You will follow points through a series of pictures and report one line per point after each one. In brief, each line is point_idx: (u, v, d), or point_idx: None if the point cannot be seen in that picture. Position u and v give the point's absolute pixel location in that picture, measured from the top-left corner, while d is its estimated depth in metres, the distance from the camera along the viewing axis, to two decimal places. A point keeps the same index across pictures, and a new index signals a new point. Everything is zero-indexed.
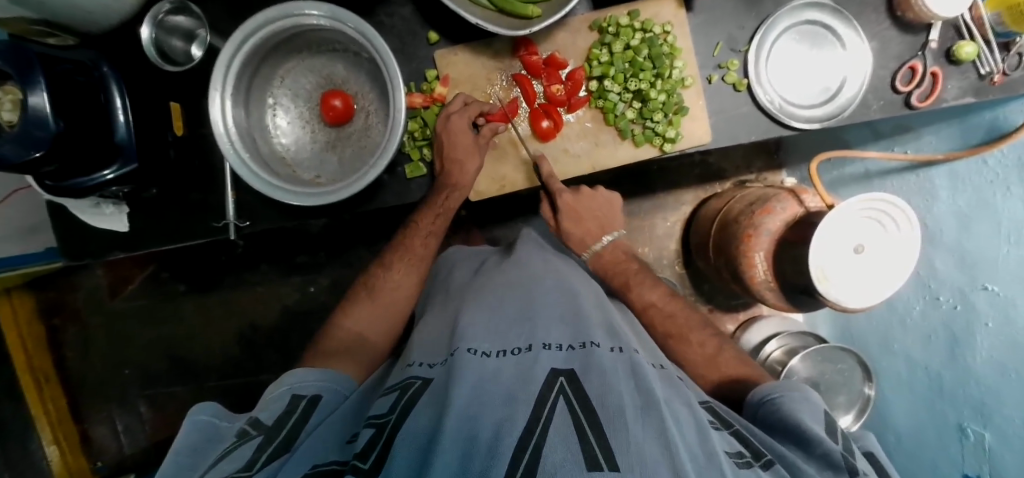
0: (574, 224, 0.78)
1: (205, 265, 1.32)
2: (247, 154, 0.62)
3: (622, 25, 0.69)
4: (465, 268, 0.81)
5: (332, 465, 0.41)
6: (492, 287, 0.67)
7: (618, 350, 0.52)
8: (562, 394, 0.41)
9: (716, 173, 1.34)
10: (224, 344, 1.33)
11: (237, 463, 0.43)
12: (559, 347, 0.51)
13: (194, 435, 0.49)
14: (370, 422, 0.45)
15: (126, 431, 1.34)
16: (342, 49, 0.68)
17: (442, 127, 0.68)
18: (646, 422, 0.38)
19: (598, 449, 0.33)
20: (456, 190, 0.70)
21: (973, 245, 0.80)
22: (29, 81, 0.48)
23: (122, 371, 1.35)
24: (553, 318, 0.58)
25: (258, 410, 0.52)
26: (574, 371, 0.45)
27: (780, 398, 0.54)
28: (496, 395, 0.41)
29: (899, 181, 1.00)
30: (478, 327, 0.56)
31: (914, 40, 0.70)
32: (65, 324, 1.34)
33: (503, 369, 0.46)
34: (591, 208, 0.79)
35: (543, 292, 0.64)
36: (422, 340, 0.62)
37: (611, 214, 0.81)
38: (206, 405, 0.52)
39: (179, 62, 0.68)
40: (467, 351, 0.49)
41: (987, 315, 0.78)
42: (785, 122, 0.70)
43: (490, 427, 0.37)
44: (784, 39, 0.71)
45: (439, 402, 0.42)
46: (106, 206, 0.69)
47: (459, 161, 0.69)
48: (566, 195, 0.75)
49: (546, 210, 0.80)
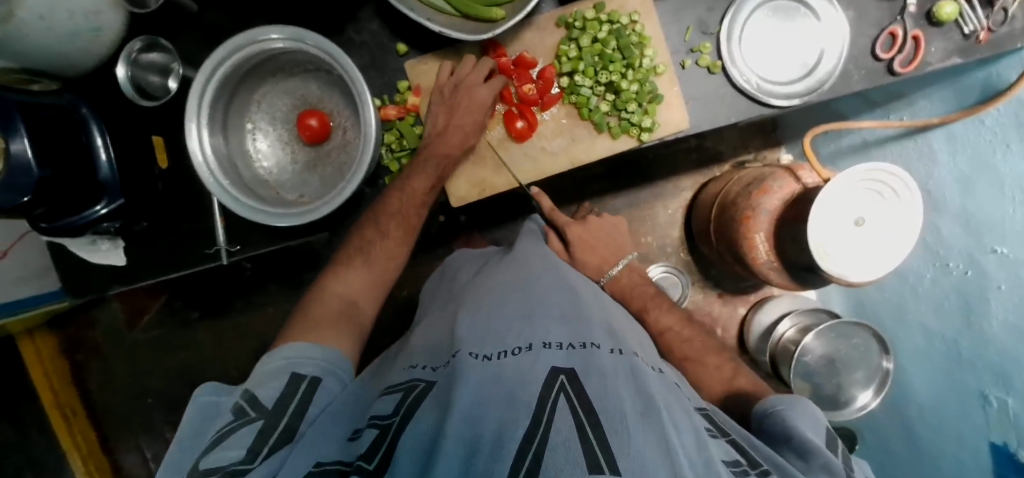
0: (584, 251, 0.86)
1: (215, 289, 1.35)
2: (228, 181, 0.63)
3: (588, 18, 0.68)
4: (469, 269, 0.81)
5: (336, 465, 0.41)
6: (490, 287, 0.66)
7: (618, 351, 0.52)
8: (562, 392, 0.41)
9: (713, 156, 1.32)
10: (241, 365, 1.36)
11: (238, 451, 0.43)
12: (559, 346, 0.50)
13: (197, 416, 0.51)
14: (371, 423, 0.44)
15: (154, 457, 1.38)
16: (314, 69, 0.69)
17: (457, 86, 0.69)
18: (647, 427, 0.38)
19: (599, 451, 0.33)
20: (448, 163, 0.70)
21: (977, 207, 0.78)
22: (11, 130, 0.51)
23: (146, 400, 1.39)
24: (552, 316, 0.57)
25: (256, 387, 0.51)
26: (574, 371, 0.45)
27: (782, 410, 0.54)
28: (496, 396, 0.41)
29: (897, 148, 0.97)
30: (473, 327, 0.56)
31: (892, 6, 0.68)
32: (87, 359, 1.39)
33: (504, 370, 0.46)
34: (608, 241, 0.88)
35: (542, 290, 0.64)
36: (422, 342, 0.63)
37: (620, 242, 0.89)
38: (209, 386, 0.54)
39: (158, 96, 0.70)
40: (468, 356, 0.49)
41: (998, 278, 0.76)
42: (764, 101, 0.68)
43: (493, 430, 0.37)
44: (756, 17, 0.70)
45: (443, 402, 0.43)
46: (101, 242, 0.73)
47: (461, 128, 0.69)
48: (574, 224, 0.87)
49: (554, 240, 0.89)
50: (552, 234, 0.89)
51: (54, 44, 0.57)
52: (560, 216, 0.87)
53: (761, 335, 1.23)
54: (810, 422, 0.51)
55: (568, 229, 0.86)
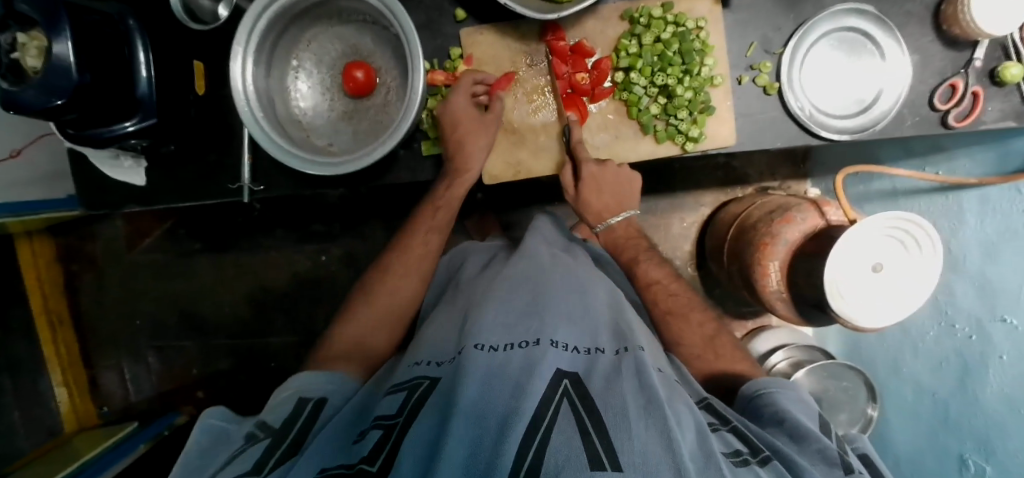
0: (592, 195, 0.71)
1: (221, 225, 1.34)
2: (262, 114, 0.62)
3: (655, 16, 0.66)
4: (476, 262, 0.79)
5: (340, 468, 0.39)
6: (500, 280, 0.65)
7: (623, 351, 0.51)
8: (566, 396, 0.41)
9: (739, 177, 1.31)
10: (234, 304, 1.36)
11: (245, 465, 0.43)
12: (566, 347, 0.51)
13: (206, 441, 0.50)
14: (377, 422, 0.44)
15: (133, 380, 1.38)
16: (372, 21, 0.67)
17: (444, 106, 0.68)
18: (648, 421, 0.38)
19: (600, 448, 0.34)
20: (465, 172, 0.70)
21: (995, 274, 0.78)
22: (55, 29, 0.49)
23: (134, 322, 1.38)
24: (562, 315, 0.57)
25: (266, 414, 0.52)
26: (576, 375, 0.45)
27: (774, 393, 0.53)
28: (502, 388, 0.41)
29: (926, 201, 0.96)
30: (490, 317, 0.55)
31: (957, 57, 0.67)
32: (82, 271, 1.38)
33: (511, 362, 0.46)
34: (616, 194, 0.72)
35: (554, 286, 0.63)
36: (433, 334, 0.61)
37: (631, 193, 0.73)
38: (216, 411, 0.54)
39: (206, 21, 0.67)
40: (474, 348, 0.48)
41: (1001, 348, 0.77)
42: (814, 131, 0.67)
43: (497, 420, 0.37)
44: (821, 45, 0.69)
45: (446, 395, 0.43)
46: (125, 159, 0.71)
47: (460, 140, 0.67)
48: (592, 164, 0.68)
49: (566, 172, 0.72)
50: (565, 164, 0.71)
51: None
52: (581, 151, 0.68)
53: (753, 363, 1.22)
54: (801, 409, 0.51)
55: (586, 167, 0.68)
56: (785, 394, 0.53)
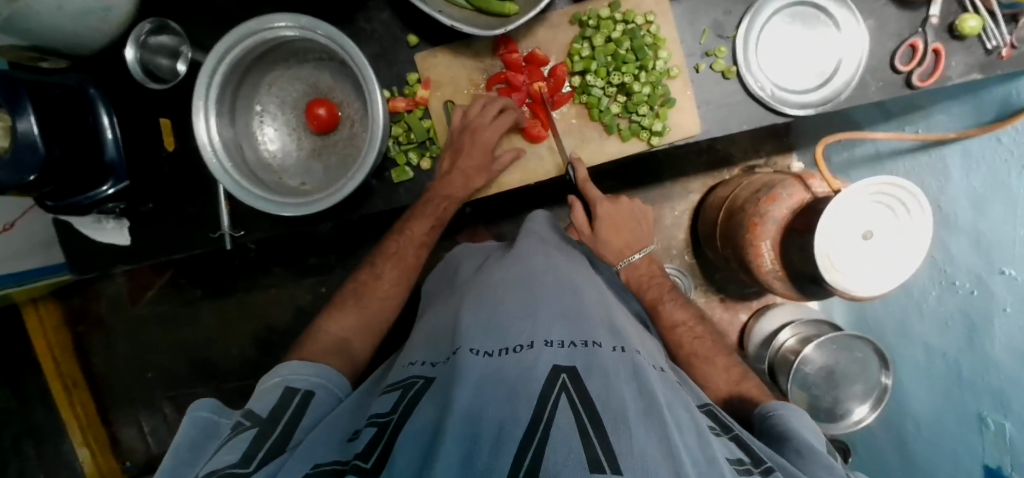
0: (609, 232, 0.80)
1: (219, 269, 1.36)
2: (231, 164, 0.63)
3: (603, 17, 0.67)
4: (469, 266, 0.77)
5: (334, 465, 0.40)
6: (488, 284, 0.63)
7: (620, 349, 0.49)
8: (564, 391, 0.39)
9: (723, 159, 1.31)
10: (241, 345, 1.38)
11: (234, 456, 0.43)
12: (561, 344, 0.47)
13: (194, 432, 0.49)
14: (371, 421, 0.44)
15: (152, 431, 1.40)
16: (327, 58, 0.68)
17: (462, 135, 0.69)
18: (647, 423, 0.37)
19: (600, 450, 0.32)
20: (451, 200, 0.72)
21: (989, 227, 0.76)
22: (18, 109, 0.51)
23: (146, 375, 1.41)
24: (553, 313, 0.54)
25: (253, 403, 0.53)
26: (575, 368, 0.43)
27: (784, 414, 0.54)
28: (496, 396, 0.39)
29: (912, 162, 0.95)
30: (476, 324, 0.53)
31: (913, 17, 0.65)
32: (91, 331, 1.40)
33: (505, 368, 0.43)
34: (630, 229, 0.81)
35: (546, 288, 0.60)
36: (425, 338, 0.61)
37: (645, 230, 0.82)
38: (205, 400, 0.52)
39: (166, 79, 0.69)
40: (469, 352, 0.47)
41: (1004, 300, 0.75)
42: (778, 109, 0.67)
43: (492, 429, 0.36)
44: (774, 22, 0.68)
45: (440, 399, 0.41)
46: (106, 221, 0.72)
47: (466, 173, 0.70)
48: (606, 203, 0.79)
49: (580, 213, 0.82)
50: (579, 203, 0.82)
51: (63, 22, 0.57)
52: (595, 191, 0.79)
53: (761, 344, 1.22)
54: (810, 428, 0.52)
55: (601, 206, 0.79)
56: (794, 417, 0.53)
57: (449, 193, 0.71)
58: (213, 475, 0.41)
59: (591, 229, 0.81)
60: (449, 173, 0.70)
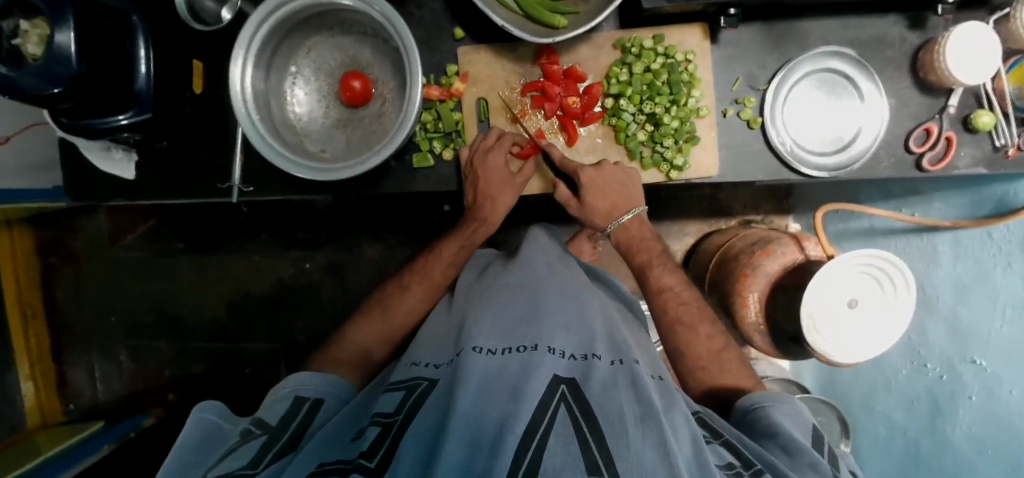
0: (596, 198, 0.71)
1: (207, 226, 1.33)
2: (258, 116, 0.62)
3: (645, 47, 0.69)
4: (474, 267, 0.77)
5: (339, 464, 0.40)
6: (497, 288, 0.64)
7: (618, 362, 0.50)
8: (563, 401, 0.40)
9: (723, 209, 1.34)
10: (213, 305, 1.34)
11: (242, 459, 0.43)
12: (563, 354, 0.48)
13: (200, 433, 0.49)
14: (376, 421, 0.44)
15: (102, 377, 1.35)
16: (371, 33, 0.69)
17: (479, 165, 0.71)
18: (644, 432, 0.37)
19: (599, 455, 0.33)
20: (486, 224, 0.78)
21: (968, 315, 0.80)
22: (58, 17, 0.50)
23: (109, 318, 1.36)
24: (557, 322, 0.55)
25: (260, 412, 0.53)
26: (575, 381, 0.44)
27: (769, 408, 0.55)
28: (498, 395, 0.40)
29: (903, 242, 0.98)
30: (483, 325, 0.54)
31: (932, 103, 0.69)
32: (60, 263, 1.35)
33: (507, 369, 0.44)
34: (618, 196, 0.72)
35: (551, 295, 0.61)
36: (429, 339, 0.61)
37: (635, 190, 0.72)
38: (211, 404, 0.52)
39: (209, 22, 0.67)
40: (473, 350, 0.48)
41: (970, 389, 0.80)
42: (793, 166, 0.70)
43: (492, 425, 0.36)
44: (803, 84, 0.71)
45: (445, 398, 0.42)
46: (116, 151, 0.70)
47: (493, 201, 0.74)
48: (588, 169, 0.70)
49: (564, 189, 0.75)
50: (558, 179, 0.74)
51: None
52: (572, 163, 0.71)
53: None
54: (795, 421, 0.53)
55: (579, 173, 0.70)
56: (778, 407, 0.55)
57: (482, 218, 0.77)
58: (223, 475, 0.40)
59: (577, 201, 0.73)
60: (478, 203, 0.75)
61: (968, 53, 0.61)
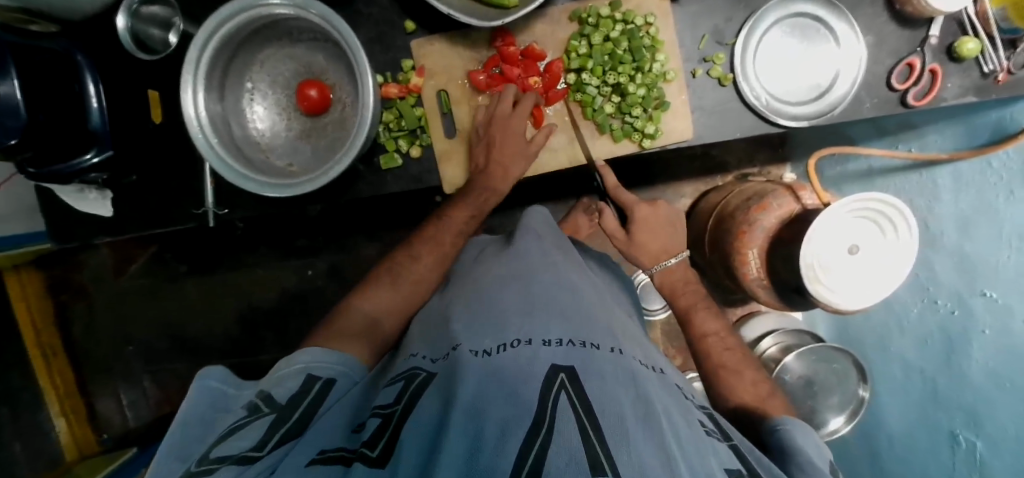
0: (647, 235, 0.82)
1: (206, 246, 1.35)
2: (217, 140, 0.62)
3: (603, 15, 0.67)
4: (468, 255, 0.76)
5: (339, 452, 0.40)
6: (490, 277, 0.63)
7: (617, 351, 0.49)
8: (563, 390, 0.38)
9: (718, 165, 1.31)
10: (224, 323, 1.37)
11: (248, 442, 0.43)
12: (559, 343, 0.47)
13: (204, 415, 0.50)
14: (376, 412, 0.44)
15: (130, 404, 1.40)
16: (322, 39, 0.67)
17: (497, 126, 0.69)
18: (646, 429, 0.37)
19: (600, 450, 0.32)
20: (495, 192, 0.73)
21: (975, 249, 0.77)
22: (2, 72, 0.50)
23: (127, 348, 1.40)
24: (553, 311, 0.53)
25: (270, 388, 0.53)
26: (573, 369, 0.42)
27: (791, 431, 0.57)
28: (498, 390, 0.38)
29: (901, 181, 0.94)
30: (471, 322, 0.53)
31: (913, 35, 0.65)
32: (73, 301, 1.38)
33: (505, 365, 0.43)
34: (686, 282, 0.82)
35: (543, 285, 0.59)
36: (421, 330, 0.61)
37: (681, 233, 0.84)
38: (214, 370, 0.55)
39: (157, 50, 0.68)
40: (468, 351, 0.46)
41: (983, 323, 0.77)
42: (771, 120, 0.67)
43: (496, 423, 0.34)
44: (774, 32, 0.68)
45: (445, 393, 0.41)
46: (88, 191, 0.71)
47: (502, 162, 0.70)
48: (642, 206, 0.83)
49: (611, 220, 0.85)
50: (606, 208, 0.86)
51: None
52: (628, 199, 0.83)
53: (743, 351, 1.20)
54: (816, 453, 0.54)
55: (635, 209, 0.82)
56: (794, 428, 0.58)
57: (492, 187, 0.72)
58: (226, 461, 0.40)
59: (627, 235, 0.84)
60: (484, 171, 0.71)
61: None
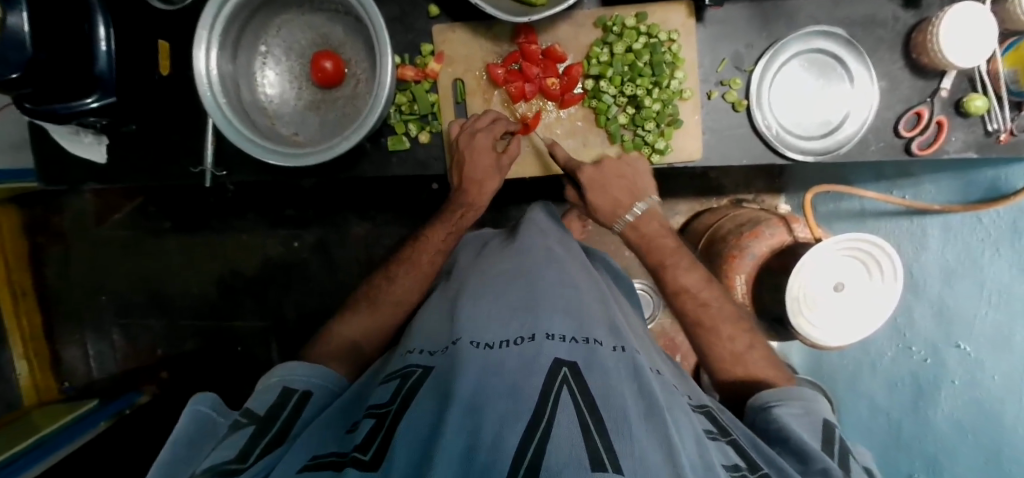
0: (598, 195, 0.70)
1: (193, 205, 1.32)
2: (225, 101, 0.61)
3: (627, 26, 0.67)
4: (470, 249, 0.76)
5: (330, 457, 0.39)
6: (490, 275, 0.62)
7: (620, 350, 0.49)
8: (565, 385, 0.39)
9: (714, 187, 1.32)
10: (202, 284, 1.35)
11: (230, 453, 0.43)
12: (563, 338, 0.46)
13: (193, 425, 0.49)
14: (370, 412, 0.44)
15: (96, 355, 1.38)
16: (343, 11, 0.66)
17: (466, 145, 0.68)
18: (648, 427, 0.37)
19: (601, 447, 0.32)
20: (474, 206, 0.76)
21: (954, 299, 0.80)
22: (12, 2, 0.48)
23: (100, 298, 1.38)
24: (556, 307, 0.53)
25: (250, 403, 0.52)
26: (577, 365, 0.42)
27: (778, 408, 0.57)
28: (499, 387, 0.38)
29: (891, 225, 0.96)
30: (474, 314, 0.53)
31: (925, 86, 0.67)
32: (49, 243, 1.35)
33: (506, 359, 0.43)
34: (656, 235, 0.72)
35: (547, 282, 0.58)
36: (423, 325, 0.60)
37: (639, 180, 0.70)
38: (205, 397, 0.53)
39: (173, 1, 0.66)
40: (470, 344, 0.46)
41: (953, 374, 0.80)
42: (779, 150, 0.68)
43: (494, 421, 0.34)
44: (791, 65, 0.68)
45: (444, 388, 0.41)
46: (85, 135, 0.69)
47: (478, 180, 0.71)
48: (588, 167, 0.69)
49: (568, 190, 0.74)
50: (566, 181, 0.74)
51: None
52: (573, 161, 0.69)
53: None
54: (807, 425, 0.54)
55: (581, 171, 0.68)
56: (814, 398, 0.60)
57: (470, 201, 0.74)
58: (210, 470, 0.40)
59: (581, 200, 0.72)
60: (462, 187, 0.73)
61: (963, 34, 0.58)
